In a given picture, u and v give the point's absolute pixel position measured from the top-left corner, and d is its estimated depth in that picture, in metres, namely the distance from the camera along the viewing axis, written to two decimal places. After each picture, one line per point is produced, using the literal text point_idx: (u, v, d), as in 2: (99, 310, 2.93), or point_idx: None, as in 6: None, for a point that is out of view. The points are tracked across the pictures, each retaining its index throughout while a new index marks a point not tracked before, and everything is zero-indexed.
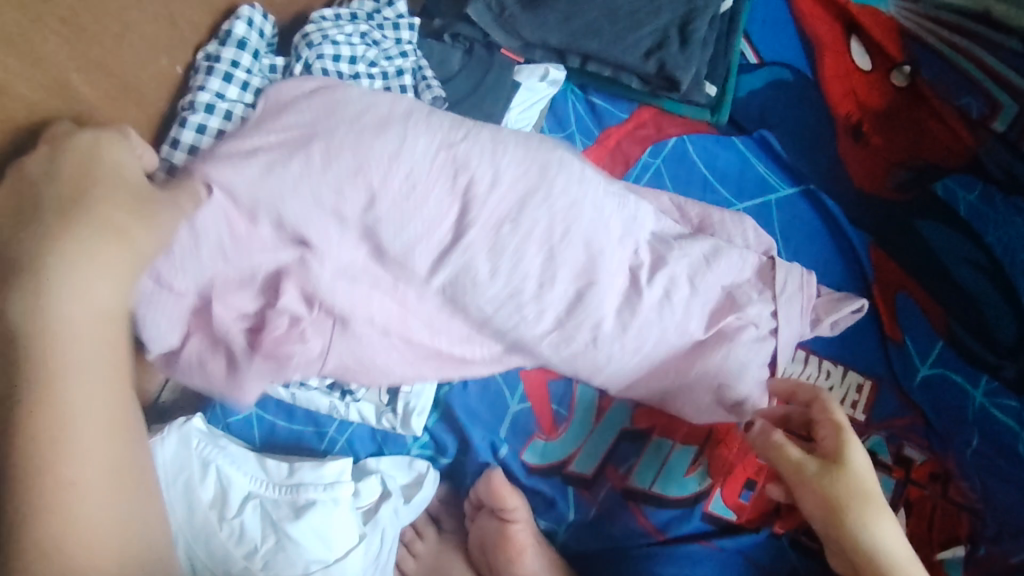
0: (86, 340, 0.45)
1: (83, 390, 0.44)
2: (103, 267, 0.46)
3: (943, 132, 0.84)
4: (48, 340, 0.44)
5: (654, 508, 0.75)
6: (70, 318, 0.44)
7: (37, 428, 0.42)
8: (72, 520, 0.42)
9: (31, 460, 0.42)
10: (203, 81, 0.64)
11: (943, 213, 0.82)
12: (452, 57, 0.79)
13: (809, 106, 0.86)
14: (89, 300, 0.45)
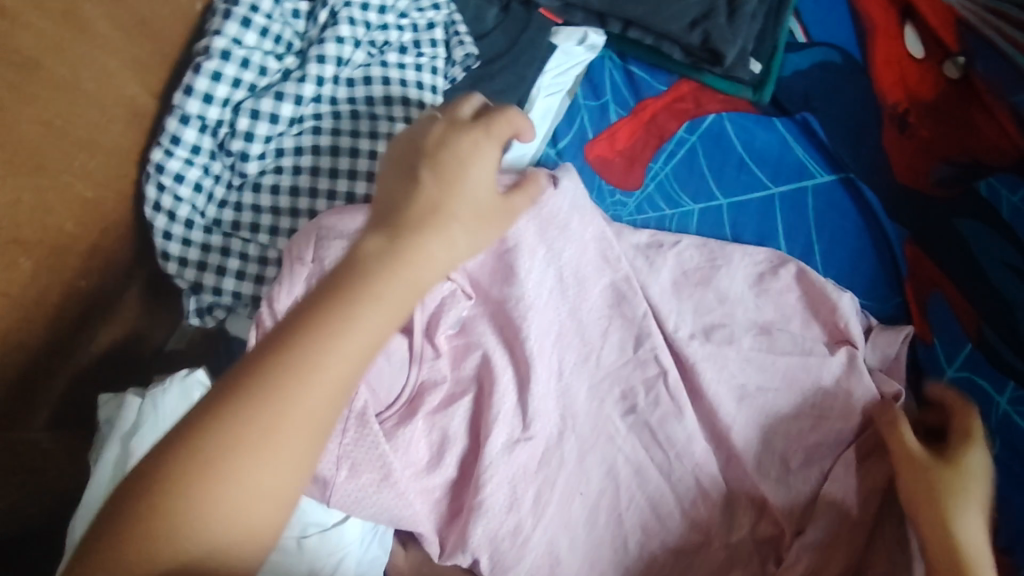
0: (372, 339, 0.41)
1: (342, 374, 0.39)
2: (448, 243, 0.44)
3: (991, 131, 0.80)
4: (337, 317, 0.40)
5: None
6: (362, 312, 0.40)
7: (264, 387, 0.38)
8: (221, 512, 0.37)
9: (214, 431, 0.37)
10: (220, 26, 0.62)
11: (990, 212, 0.77)
12: (486, 13, 0.77)
13: (855, 90, 0.82)
14: (429, 259, 0.43)
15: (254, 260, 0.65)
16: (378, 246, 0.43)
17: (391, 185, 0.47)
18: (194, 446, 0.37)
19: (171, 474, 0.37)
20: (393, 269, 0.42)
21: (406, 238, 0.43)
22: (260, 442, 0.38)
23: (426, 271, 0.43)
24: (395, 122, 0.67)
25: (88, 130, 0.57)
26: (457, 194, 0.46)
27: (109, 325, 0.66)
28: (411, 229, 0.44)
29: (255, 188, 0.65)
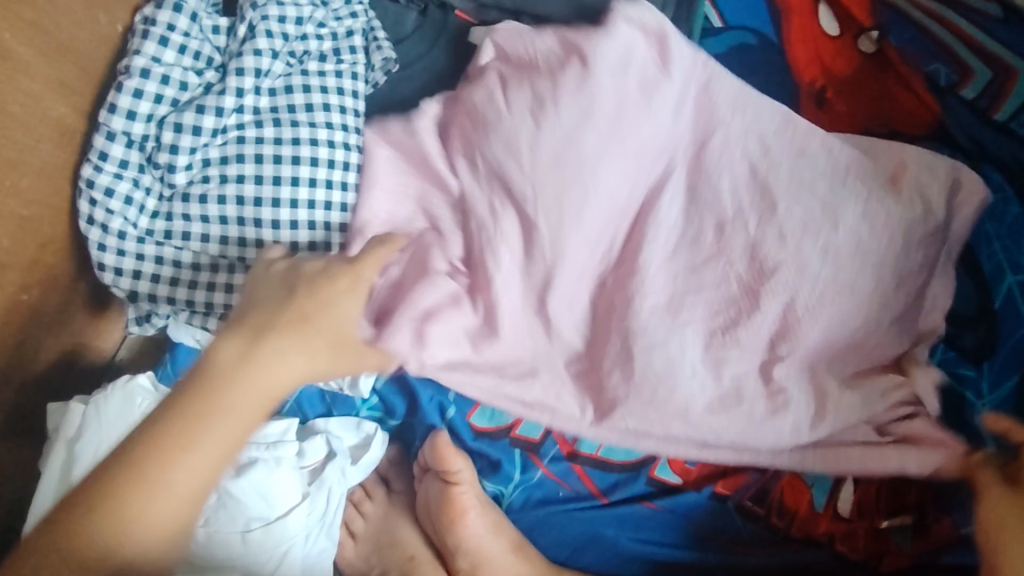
0: (231, 438, 0.55)
1: (218, 456, 0.54)
2: (297, 355, 0.59)
3: (908, 99, 0.82)
4: (198, 423, 0.54)
5: (600, 472, 0.77)
6: (295, 354, 0.59)
7: (187, 428, 0.53)
8: (147, 514, 0.51)
9: (159, 449, 0.52)
10: (140, 45, 0.66)
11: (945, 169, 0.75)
12: (405, 18, 0.81)
13: (771, 72, 0.84)
14: (285, 374, 0.58)
15: (189, 266, 0.70)
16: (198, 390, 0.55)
17: (276, 287, 0.62)
18: (125, 461, 0.52)
19: (122, 482, 0.51)
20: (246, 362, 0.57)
21: (296, 315, 0.60)
22: (184, 463, 0.53)
23: (305, 369, 0.60)
24: (318, 127, 0.71)
25: (17, 151, 0.60)
26: (326, 315, 0.61)
27: (54, 338, 0.70)
28: (269, 343, 0.58)
29: (184, 199, 0.69)
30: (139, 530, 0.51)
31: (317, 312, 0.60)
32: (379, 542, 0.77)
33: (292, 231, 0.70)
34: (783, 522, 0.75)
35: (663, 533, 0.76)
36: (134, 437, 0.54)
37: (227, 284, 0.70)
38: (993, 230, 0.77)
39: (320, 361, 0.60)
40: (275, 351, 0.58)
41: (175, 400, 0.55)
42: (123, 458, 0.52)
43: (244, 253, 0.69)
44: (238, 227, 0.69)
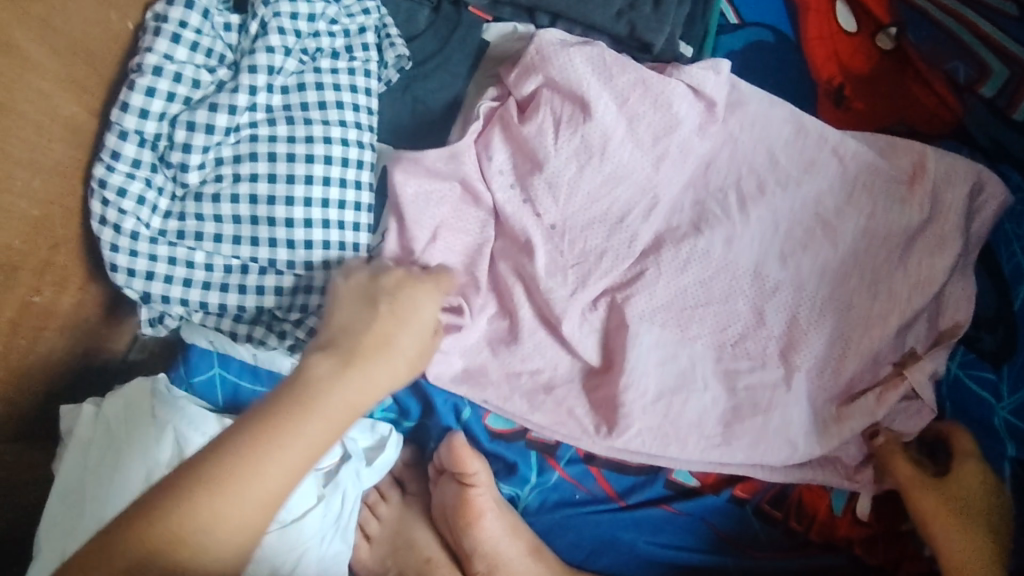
0: (323, 442, 0.54)
1: (308, 460, 0.53)
2: (387, 364, 0.60)
3: (927, 96, 0.82)
4: (299, 426, 0.53)
5: (617, 474, 0.76)
6: (383, 366, 0.60)
7: (286, 431, 0.52)
8: (229, 514, 0.50)
9: (264, 448, 0.51)
10: (151, 42, 0.64)
11: (967, 169, 0.74)
12: (418, 15, 0.78)
13: (787, 70, 0.84)
14: (374, 385, 0.59)
15: (201, 267, 0.69)
16: (292, 395, 0.54)
17: (360, 301, 0.63)
18: (220, 458, 0.50)
19: (208, 479, 0.50)
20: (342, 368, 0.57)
21: (373, 342, 0.60)
22: (282, 466, 0.52)
23: (394, 375, 0.61)
24: (331, 125, 0.70)
25: (27, 151, 0.58)
26: (403, 334, 0.62)
27: (66, 341, 0.69)
28: (361, 358, 0.59)
29: (197, 198, 0.68)
30: (221, 530, 0.49)
31: (400, 330, 0.62)
32: (395, 545, 0.76)
33: (307, 231, 0.69)
34: (801, 526, 0.75)
35: (681, 536, 0.76)
36: (225, 436, 0.52)
37: (240, 284, 0.70)
38: (1012, 230, 0.76)
39: (405, 372, 0.62)
40: (362, 362, 0.59)
41: (281, 402, 0.54)
42: (217, 456, 0.50)
43: (258, 253, 0.69)
44: (251, 227, 0.68)
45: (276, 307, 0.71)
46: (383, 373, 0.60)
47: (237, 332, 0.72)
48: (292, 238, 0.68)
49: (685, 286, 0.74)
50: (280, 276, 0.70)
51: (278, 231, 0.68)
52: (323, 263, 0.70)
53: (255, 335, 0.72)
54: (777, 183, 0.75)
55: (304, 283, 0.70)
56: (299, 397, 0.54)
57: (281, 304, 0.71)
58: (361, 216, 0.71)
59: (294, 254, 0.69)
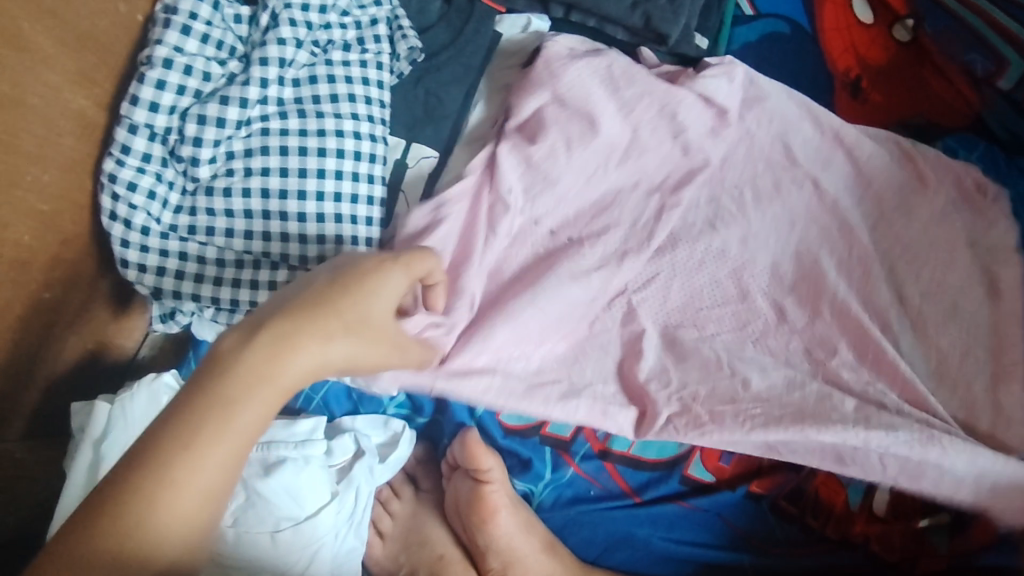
0: (250, 435, 0.44)
1: (237, 454, 0.43)
2: (327, 337, 0.48)
3: (944, 90, 0.81)
4: (220, 417, 0.43)
5: (632, 470, 0.76)
6: (318, 337, 0.47)
7: (196, 432, 0.42)
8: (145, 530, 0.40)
9: (168, 452, 0.41)
10: (161, 34, 0.63)
11: (960, 170, 0.77)
12: (430, 5, 0.79)
13: (804, 63, 0.83)
14: (305, 360, 0.47)
15: (213, 262, 0.68)
16: (203, 382, 0.44)
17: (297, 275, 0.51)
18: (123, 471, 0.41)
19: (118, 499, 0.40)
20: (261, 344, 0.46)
21: (308, 316, 0.47)
22: (199, 471, 0.42)
23: (338, 353, 0.48)
24: (342, 118, 0.69)
25: (37, 146, 0.58)
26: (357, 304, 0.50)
27: (77, 337, 0.68)
28: (291, 332, 0.46)
29: (207, 192, 0.67)
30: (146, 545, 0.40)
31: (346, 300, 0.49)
32: (408, 541, 0.76)
33: (319, 226, 0.68)
34: (818, 522, 0.75)
35: (697, 532, 0.75)
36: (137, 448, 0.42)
37: (251, 279, 0.68)
38: None
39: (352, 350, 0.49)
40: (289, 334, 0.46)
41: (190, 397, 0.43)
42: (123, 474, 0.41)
43: (269, 248, 0.68)
44: (263, 221, 0.67)
45: None
46: (322, 344, 0.48)
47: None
48: (304, 232, 0.67)
49: (697, 290, 0.74)
50: (292, 271, 0.68)
51: (290, 225, 0.67)
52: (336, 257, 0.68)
53: None
54: (791, 186, 0.76)
55: None
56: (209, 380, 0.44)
57: None
58: (373, 209, 0.70)
59: (306, 248, 0.68)
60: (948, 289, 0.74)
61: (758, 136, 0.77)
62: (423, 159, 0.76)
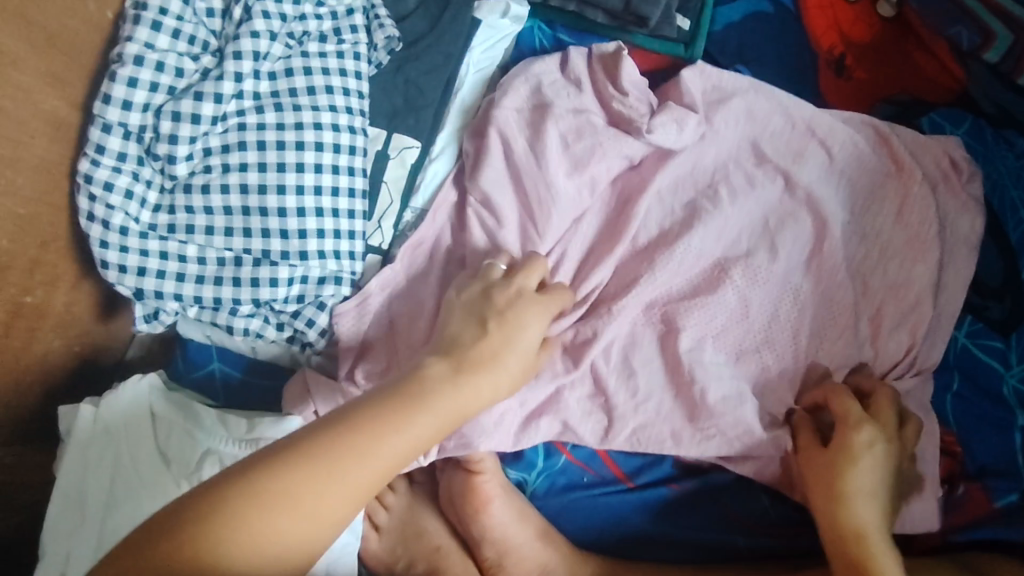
0: (414, 450, 0.53)
1: (389, 470, 0.51)
2: (494, 383, 0.60)
3: (930, 64, 0.81)
4: (386, 436, 0.51)
5: (624, 456, 0.76)
6: (489, 382, 0.59)
7: (359, 445, 0.50)
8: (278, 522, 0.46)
9: (336, 449, 0.49)
10: (130, 31, 0.62)
11: (937, 152, 0.77)
12: None
13: (789, 40, 0.82)
14: (477, 400, 0.58)
15: (195, 261, 0.68)
16: (388, 407, 0.53)
17: (467, 315, 0.63)
18: (265, 473, 0.47)
19: (290, 470, 0.48)
20: (445, 392, 0.56)
21: (473, 364, 0.59)
22: (357, 480, 0.49)
23: (495, 389, 0.60)
24: (320, 110, 0.68)
25: (10, 149, 0.57)
26: (512, 347, 0.62)
27: (62, 340, 0.67)
28: (467, 373, 0.58)
29: (185, 190, 0.66)
30: (280, 528, 0.46)
31: (509, 349, 0.61)
32: (405, 533, 0.76)
33: (300, 221, 0.67)
34: None
35: (692, 515, 0.75)
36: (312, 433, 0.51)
37: (234, 276, 0.68)
38: (1018, 196, 0.76)
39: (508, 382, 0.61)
40: (463, 385, 0.57)
41: (364, 414, 0.52)
42: (297, 448, 0.49)
43: (251, 245, 0.67)
44: (243, 218, 0.67)
45: (272, 300, 0.69)
46: (484, 392, 0.59)
47: (234, 327, 0.70)
48: (286, 227, 0.67)
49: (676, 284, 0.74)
50: (274, 267, 0.68)
51: (271, 221, 0.67)
52: (317, 253, 0.68)
53: (253, 329, 0.70)
54: (767, 177, 0.76)
55: (300, 273, 0.69)
56: (391, 407, 0.53)
57: (277, 297, 0.69)
58: (355, 201, 0.70)
59: (288, 243, 0.67)
60: (924, 275, 0.74)
61: (732, 131, 0.76)
62: (405, 149, 0.75)
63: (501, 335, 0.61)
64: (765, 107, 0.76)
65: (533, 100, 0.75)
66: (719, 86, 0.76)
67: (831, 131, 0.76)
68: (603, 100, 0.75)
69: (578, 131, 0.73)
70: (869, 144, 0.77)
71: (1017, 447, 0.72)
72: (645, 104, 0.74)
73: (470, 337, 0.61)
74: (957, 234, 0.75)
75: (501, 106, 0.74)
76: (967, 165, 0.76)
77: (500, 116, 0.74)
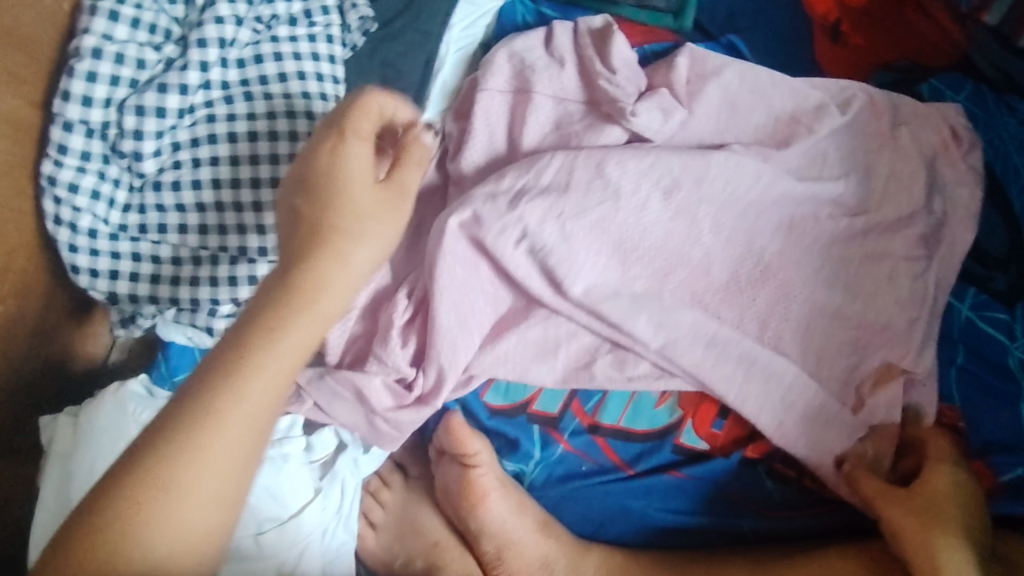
0: (280, 382, 0.49)
1: (259, 419, 0.47)
2: (347, 265, 0.52)
3: (929, 30, 0.78)
4: (232, 384, 0.47)
5: (622, 442, 0.74)
6: (338, 273, 0.52)
7: (210, 407, 0.46)
8: (168, 523, 0.44)
9: (192, 423, 0.45)
10: (87, 23, 0.59)
11: (938, 122, 0.75)
12: None
13: (778, 8, 0.80)
14: (331, 295, 0.52)
15: (168, 261, 0.65)
16: (232, 353, 0.48)
17: (286, 210, 0.54)
18: (121, 477, 0.44)
19: (146, 468, 0.44)
20: (289, 309, 0.50)
21: (313, 274, 0.51)
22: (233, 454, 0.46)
23: (353, 272, 0.53)
24: (293, 99, 0.65)
25: None
26: (361, 218, 0.53)
27: (37, 348, 0.65)
28: (305, 270, 0.51)
29: (155, 188, 0.64)
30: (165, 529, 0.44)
31: (354, 220, 0.53)
32: (401, 530, 0.74)
33: (277, 214, 0.65)
34: (815, 484, 0.73)
35: (694, 500, 0.74)
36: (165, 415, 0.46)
37: (210, 276, 0.65)
38: (1021, 163, 0.74)
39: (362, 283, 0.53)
40: (304, 288, 0.50)
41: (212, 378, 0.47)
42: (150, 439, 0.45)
43: (227, 242, 0.65)
44: (217, 214, 0.64)
45: None
46: (341, 285, 0.52)
47: (215, 328, 0.67)
48: (262, 222, 0.65)
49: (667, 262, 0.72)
50: (253, 264, 0.65)
51: (245, 216, 0.64)
52: None
53: None
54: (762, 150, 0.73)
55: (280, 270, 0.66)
56: (235, 353, 0.48)
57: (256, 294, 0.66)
58: None
59: (265, 237, 0.65)
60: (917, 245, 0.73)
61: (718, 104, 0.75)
62: None
63: (331, 209, 0.53)
64: (755, 83, 0.75)
65: (516, 82, 0.73)
66: (707, 61, 0.75)
67: (815, 106, 0.75)
68: (588, 76, 0.73)
69: (559, 123, 0.73)
70: (858, 115, 0.76)
71: None
72: (633, 85, 0.73)
73: (295, 232, 0.53)
74: (956, 205, 0.73)
75: (485, 88, 0.72)
76: (967, 133, 0.75)
77: (489, 89, 0.72)
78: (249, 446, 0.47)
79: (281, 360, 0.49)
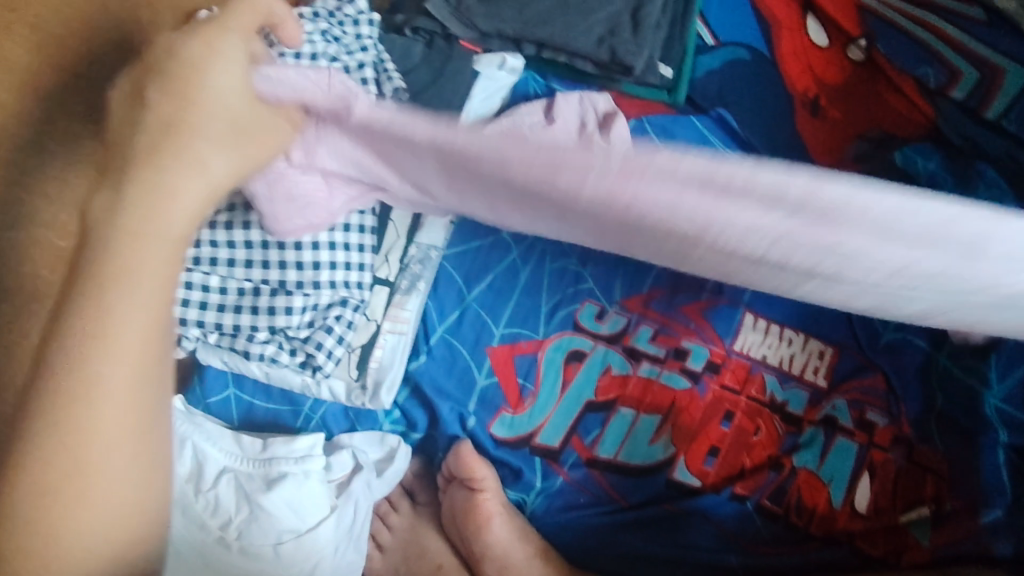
0: (137, 351, 0.47)
1: (120, 411, 0.46)
2: (186, 182, 0.48)
3: (900, 104, 0.86)
4: (66, 400, 0.45)
5: (619, 476, 0.78)
6: (148, 243, 0.47)
7: (55, 419, 0.45)
8: (69, 531, 0.45)
9: (41, 443, 0.44)
10: None
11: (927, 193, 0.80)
12: (412, 49, 0.85)
13: (766, 82, 0.89)
14: (178, 216, 0.48)
15: (217, 290, 0.74)
16: (54, 368, 0.45)
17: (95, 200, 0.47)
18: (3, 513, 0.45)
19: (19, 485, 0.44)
20: (107, 289, 0.46)
21: (121, 245, 0.46)
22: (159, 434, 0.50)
23: (191, 197, 0.48)
24: None
25: None
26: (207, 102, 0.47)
27: None
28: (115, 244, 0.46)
29: (210, 227, 0.72)
30: (76, 538, 0.45)
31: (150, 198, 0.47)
32: (407, 553, 0.80)
33: (315, 253, 0.72)
34: (802, 520, 0.76)
35: (689, 533, 0.77)
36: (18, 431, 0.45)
37: (251, 305, 0.74)
38: None
39: (229, 174, 0.50)
40: (115, 289, 0.46)
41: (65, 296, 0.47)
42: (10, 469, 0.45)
43: (268, 276, 0.73)
44: (263, 251, 0.72)
45: (286, 326, 0.74)
46: (190, 192, 0.48)
47: (250, 352, 0.75)
48: (300, 258, 0.72)
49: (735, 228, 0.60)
50: (289, 296, 0.73)
51: (286, 253, 0.72)
52: (328, 282, 0.74)
53: (267, 354, 0.75)
54: None
55: (312, 301, 0.74)
56: (55, 366, 0.45)
57: (291, 323, 0.74)
58: (364, 235, 0.76)
59: (303, 271, 0.73)
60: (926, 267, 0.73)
61: None
62: None
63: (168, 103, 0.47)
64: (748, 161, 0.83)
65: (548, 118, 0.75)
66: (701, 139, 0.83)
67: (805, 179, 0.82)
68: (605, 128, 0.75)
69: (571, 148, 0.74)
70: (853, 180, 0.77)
71: (999, 463, 0.75)
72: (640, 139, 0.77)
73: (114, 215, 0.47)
74: None
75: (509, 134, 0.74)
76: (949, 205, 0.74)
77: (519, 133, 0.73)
78: (125, 423, 0.46)
79: (133, 338, 0.46)
